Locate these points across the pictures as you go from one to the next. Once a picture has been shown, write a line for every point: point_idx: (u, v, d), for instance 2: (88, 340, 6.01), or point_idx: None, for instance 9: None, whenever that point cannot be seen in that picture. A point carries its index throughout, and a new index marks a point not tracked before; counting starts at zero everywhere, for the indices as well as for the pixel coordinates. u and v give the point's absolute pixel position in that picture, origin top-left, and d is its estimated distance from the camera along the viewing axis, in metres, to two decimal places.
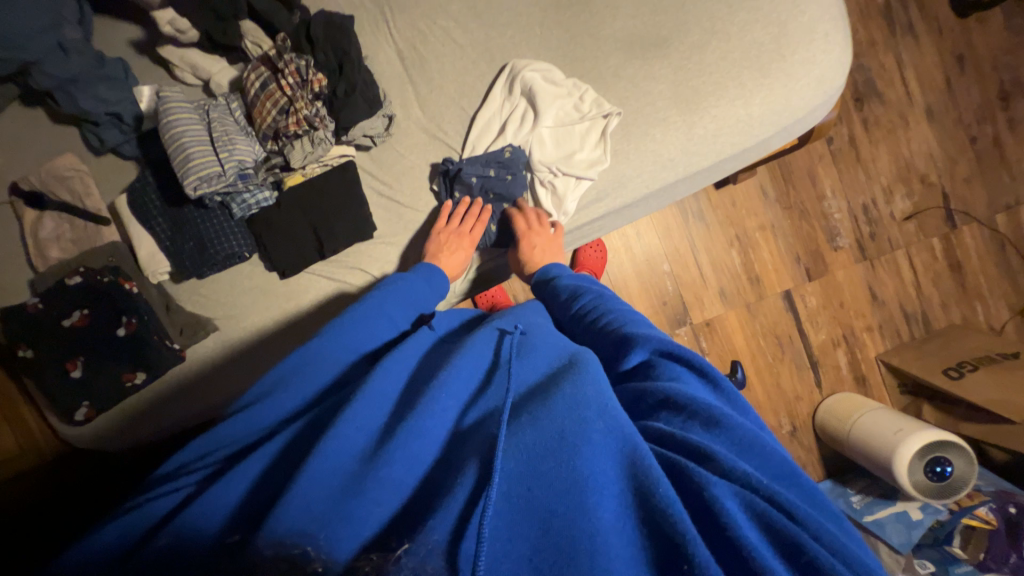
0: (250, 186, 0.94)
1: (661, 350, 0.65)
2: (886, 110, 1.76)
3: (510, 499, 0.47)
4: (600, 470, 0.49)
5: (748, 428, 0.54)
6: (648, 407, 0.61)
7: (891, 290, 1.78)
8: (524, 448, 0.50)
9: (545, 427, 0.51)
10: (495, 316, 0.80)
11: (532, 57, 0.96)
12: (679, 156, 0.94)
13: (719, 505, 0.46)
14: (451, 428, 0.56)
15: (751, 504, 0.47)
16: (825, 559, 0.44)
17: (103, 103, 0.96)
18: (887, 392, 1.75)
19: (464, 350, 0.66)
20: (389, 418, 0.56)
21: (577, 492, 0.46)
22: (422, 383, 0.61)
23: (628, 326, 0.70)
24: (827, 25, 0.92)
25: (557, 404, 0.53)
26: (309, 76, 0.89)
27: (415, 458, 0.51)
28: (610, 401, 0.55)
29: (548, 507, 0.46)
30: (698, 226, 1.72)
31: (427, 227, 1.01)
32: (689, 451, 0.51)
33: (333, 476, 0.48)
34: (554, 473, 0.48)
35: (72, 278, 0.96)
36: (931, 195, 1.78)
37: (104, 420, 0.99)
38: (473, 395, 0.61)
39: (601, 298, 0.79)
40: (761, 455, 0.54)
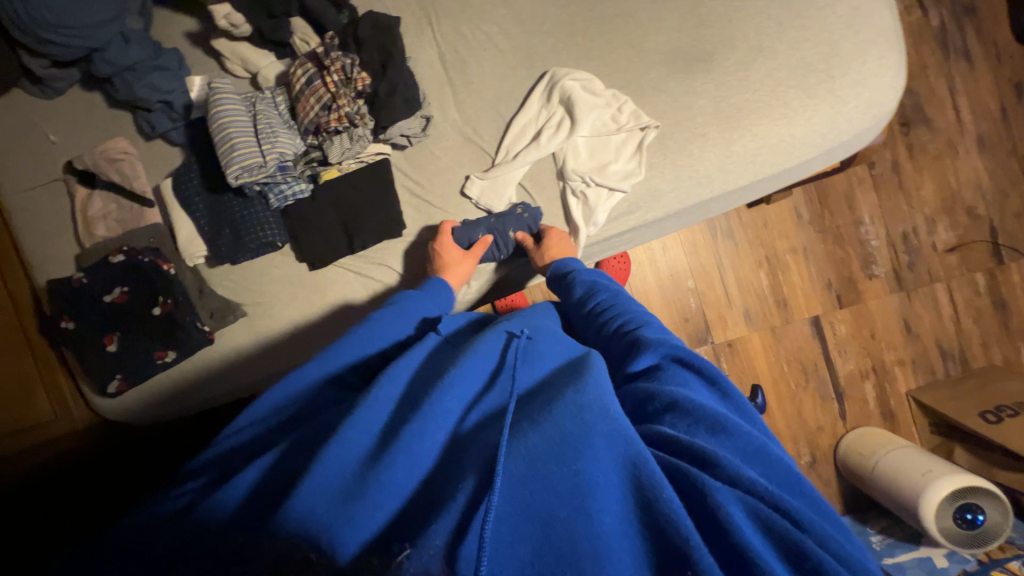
0: (289, 178, 0.97)
1: (673, 355, 0.65)
2: (934, 137, 1.69)
3: (512, 503, 0.46)
4: (602, 474, 0.48)
5: (754, 437, 0.55)
6: (652, 410, 0.59)
7: (927, 324, 1.71)
8: (526, 451, 0.49)
9: (548, 431, 0.50)
10: (501, 318, 0.80)
11: (572, 65, 0.96)
12: (715, 173, 0.93)
13: (723, 510, 0.46)
14: (451, 431, 0.56)
15: (757, 511, 0.46)
16: (832, 568, 0.43)
17: (157, 91, 1.00)
18: (915, 430, 1.68)
19: (471, 350, 0.65)
20: (401, 413, 0.57)
21: (580, 496, 0.46)
22: (433, 382, 0.61)
23: (642, 329, 0.71)
24: (881, 47, 0.89)
25: (560, 408, 0.53)
26: (354, 75, 0.91)
27: (415, 459, 0.52)
28: (611, 405, 0.54)
29: (549, 510, 0.46)
30: (726, 244, 1.69)
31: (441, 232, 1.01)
32: (693, 457, 0.51)
33: (334, 478, 0.49)
34: (556, 479, 0.47)
35: (115, 256, 0.99)
36: (977, 228, 1.70)
37: (135, 395, 1.04)
38: (477, 396, 0.61)
39: (615, 298, 0.79)
40: (767, 464, 0.54)
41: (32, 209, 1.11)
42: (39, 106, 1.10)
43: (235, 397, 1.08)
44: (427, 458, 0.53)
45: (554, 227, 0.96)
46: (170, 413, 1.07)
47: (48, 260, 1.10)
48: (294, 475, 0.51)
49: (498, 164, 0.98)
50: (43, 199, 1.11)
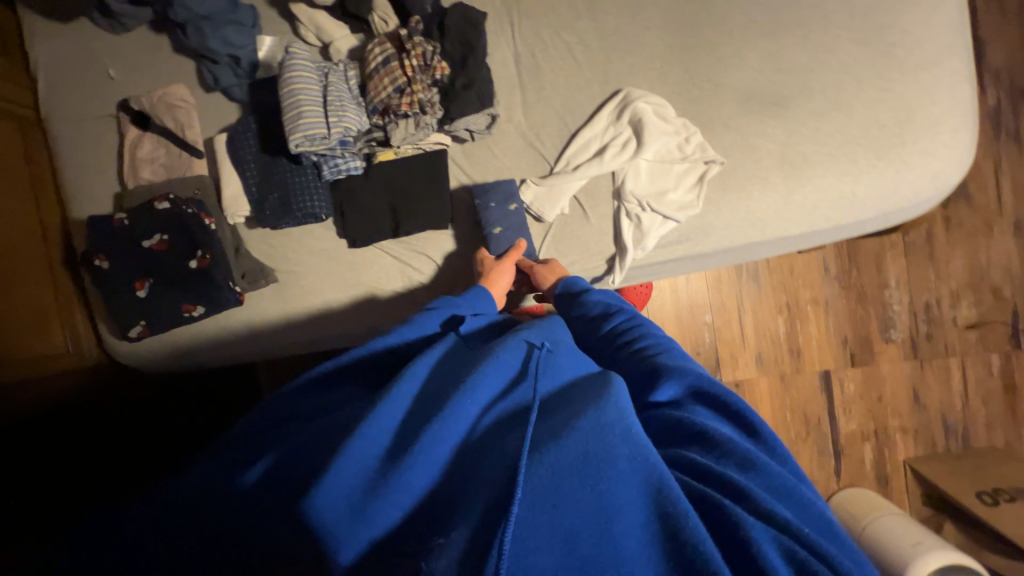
0: (346, 153, 0.96)
1: (695, 387, 0.66)
2: (972, 214, 1.69)
3: (533, 517, 0.44)
4: (625, 495, 0.47)
5: (785, 476, 0.54)
6: (679, 437, 0.60)
7: (935, 396, 1.71)
8: (548, 465, 0.47)
9: (569, 447, 0.48)
10: (520, 326, 0.76)
11: (647, 88, 0.95)
12: (771, 218, 0.93)
13: (759, 549, 0.45)
14: (466, 432, 0.54)
15: (790, 551, 0.45)
16: None
17: (227, 45, 0.99)
18: (908, 499, 1.68)
19: (491, 355, 0.62)
20: (427, 405, 0.55)
21: (603, 519, 0.45)
22: (457, 378, 0.59)
23: (661, 356, 0.70)
24: (956, 120, 0.90)
25: (582, 424, 0.50)
26: (433, 63, 0.91)
27: (434, 455, 0.50)
28: (634, 426, 0.52)
29: (573, 527, 0.44)
30: (750, 285, 1.69)
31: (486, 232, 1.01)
32: (727, 489, 0.51)
33: (358, 465, 0.47)
34: (581, 497, 0.46)
35: (160, 203, 0.98)
36: (1000, 309, 1.70)
37: (154, 343, 1.03)
38: (498, 397, 0.58)
39: (632, 322, 0.79)
40: (797, 505, 0.53)
41: (79, 141, 1.10)
42: (102, 38, 1.09)
43: (254, 361, 1.07)
44: (447, 454, 0.51)
45: (559, 261, 0.97)
46: (184, 367, 1.06)
47: (85, 194, 1.09)
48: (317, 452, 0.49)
49: (556, 173, 0.97)
50: (91, 133, 1.10)
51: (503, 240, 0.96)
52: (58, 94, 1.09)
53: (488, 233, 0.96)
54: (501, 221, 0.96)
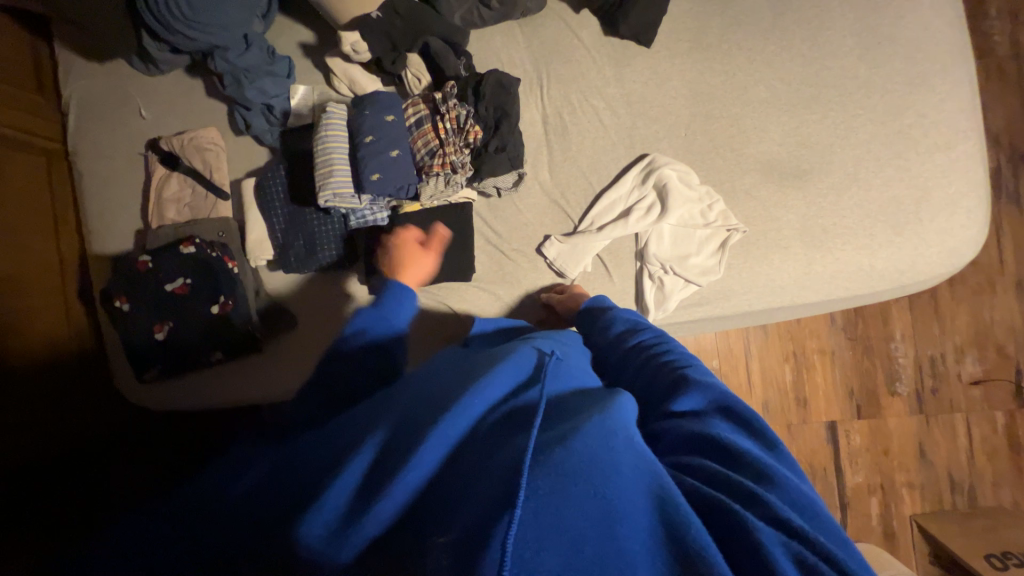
0: (374, 205, 0.97)
1: (719, 401, 0.63)
2: (975, 272, 1.71)
3: (538, 519, 0.39)
4: (629, 499, 0.43)
5: (802, 490, 0.51)
6: (698, 444, 0.57)
7: (941, 451, 1.71)
8: (555, 467, 0.43)
9: (577, 450, 0.45)
10: (531, 337, 0.74)
11: (671, 154, 0.98)
12: (790, 285, 0.94)
13: (768, 555, 0.42)
14: (471, 427, 0.50)
15: (800, 557, 0.42)
16: None
17: (263, 95, 1.02)
18: (915, 557, 1.66)
19: (503, 358, 0.60)
20: (421, 411, 0.51)
21: (609, 522, 0.41)
22: (466, 380, 0.56)
23: (687, 368, 0.69)
24: (968, 202, 0.92)
25: (588, 427, 0.47)
26: (467, 126, 0.93)
27: (432, 458, 0.46)
28: (636, 434, 0.50)
29: (579, 538, 0.39)
30: (758, 333, 1.70)
31: (510, 285, 1.02)
32: (736, 493, 0.49)
33: (353, 479, 0.44)
34: (587, 498, 0.42)
35: (185, 246, 0.97)
36: (1004, 367, 1.71)
37: (166, 385, 1.02)
38: (507, 396, 0.55)
39: (656, 336, 0.79)
40: (814, 520, 0.50)
41: (107, 175, 1.10)
42: (134, 78, 1.11)
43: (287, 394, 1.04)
44: (438, 460, 0.46)
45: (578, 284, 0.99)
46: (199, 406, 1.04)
47: (109, 230, 1.09)
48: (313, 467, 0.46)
49: (580, 231, 0.99)
50: (119, 169, 1.11)
51: (374, 150, 0.90)
52: (87, 130, 1.11)
53: (359, 141, 0.90)
54: (372, 129, 0.90)
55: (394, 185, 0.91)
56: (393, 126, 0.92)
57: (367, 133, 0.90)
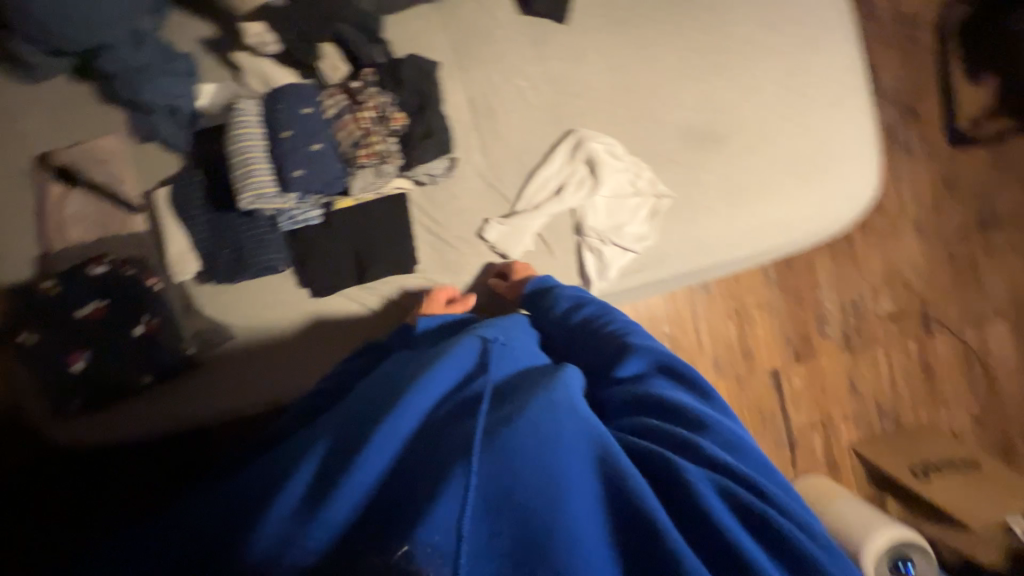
0: (303, 204, 0.94)
1: (659, 362, 0.70)
2: (882, 218, 1.90)
3: (489, 502, 0.47)
4: (571, 463, 0.51)
5: (729, 428, 0.59)
6: (644, 405, 0.64)
7: (868, 382, 1.89)
8: (501, 449, 0.50)
9: (521, 428, 0.52)
10: (476, 325, 0.78)
11: (597, 128, 1.01)
12: (718, 243, 1.00)
13: (697, 489, 0.49)
14: (422, 419, 0.58)
15: (726, 487, 0.50)
16: (797, 539, 0.46)
17: (165, 96, 0.95)
18: (856, 480, 1.83)
19: (447, 352, 0.66)
20: (371, 412, 0.58)
21: (554, 486, 0.48)
22: (415, 377, 0.62)
23: (629, 336, 0.76)
24: (862, 150, 1.02)
25: (532, 407, 0.55)
26: (389, 114, 0.92)
27: (383, 454, 0.52)
28: (578, 405, 0.58)
29: (524, 501, 0.47)
30: (702, 295, 1.80)
31: (455, 271, 1.01)
32: (673, 442, 0.56)
33: (300, 483, 0.50)
34: (534, 469, 0.49)
35: (96, 265, 0.91)
36: (912, 301, 1.91)
37: (93, 419, 0.94)
38: (454, 387, 0.62)
39: (599, 308, 0.84)
40: (739, 452, 0.58)
41: None
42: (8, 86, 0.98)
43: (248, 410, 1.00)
44: (396, 452, 0.54)
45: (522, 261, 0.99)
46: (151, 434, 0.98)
47: None
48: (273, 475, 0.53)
49: (518, 212, 1.00)
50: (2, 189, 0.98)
51: (293, 145, 0.88)
52: None
53: (275, 135, 0.87)
54: (289, 123, 0.88)
55: (318, 179, 0.89)
56: (311, 118, 0.89)
57: (284, 128, 0.88)
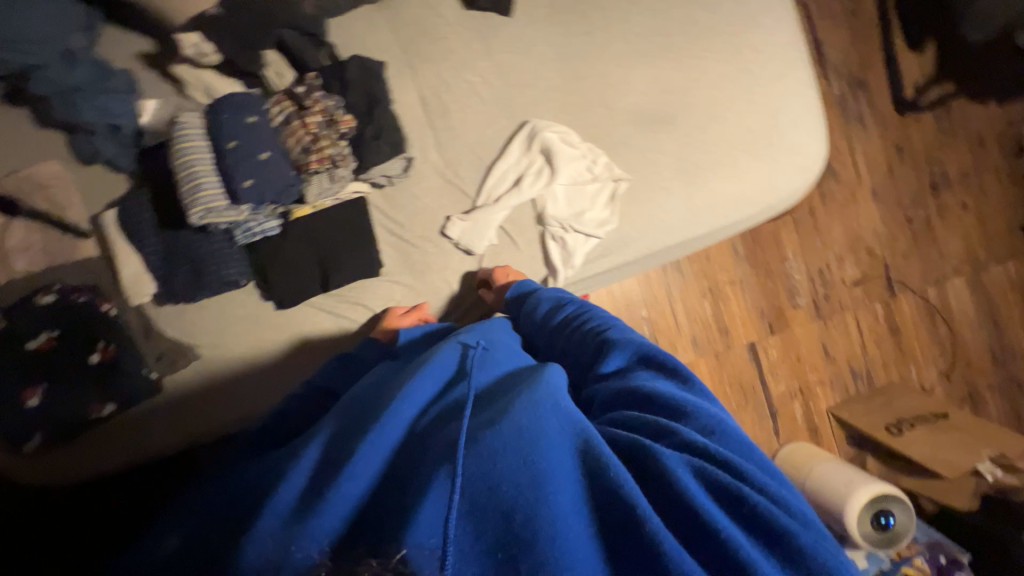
0: (260, 215, 0.92)
1: (639, 354, 0.69)
2: (841, 188, 1.96)
3: (474, 506, 0.47)
4: (556, 460, 0.50)
5: (710, 413, 0.58)
6: (626, 399, 0.63)
7: (840, 347, 1.95)
8: (485, 451, 0.50)
9: (505, 429, 0.51)
10: (458, 332, 0.81)
11: (550, 118, 1.02)
12: (678, 222, 1.02)
13: (676, 476, 0.49)
14: (408, 427, 0.57)
15: (703, 470, 0.50)
16: (773, 515, 0.47)
17: (104, 114, 0.92)
18: (837, 443, 1.89)
19: (428, 362, 0.67)
20: (355, 424, 0.58)
21: (536, 484, 0.47)
22: (397, 388, 0.62)
23: (608, 330, 0.75)
24: (809, 121, 1.05)
25: (515, 407, 0.54)
26: (338, 117, 0.91)
27: (369, 465, 0.51)
28: (563, 400, 0.57)
29: (510, 499, 0.47)
30: (676, 276, 1.83)
31: (422, 271, 1.01)
32: (653, 430, 0.56)
33: (286, 503, 0.49)
34: (517, 469, 0.48)
35: (43, 296, 0.88)
36: (875, 265, 1.98)
37: (56, 452, 0.91)
38: (438, 397, 0.62)
39: (579, 307, 0.84)
40: (724, 436, 0.56)
41: None
42: None
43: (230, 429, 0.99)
44: (382, 463, 0.53)
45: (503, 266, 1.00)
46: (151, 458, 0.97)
47: None
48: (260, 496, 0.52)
49: (479, 206, 1.00)
50: None
51: (241, 155, 0.86)
52: None
53: (220, 147, 0.85)
54: (234, 134, 0.86)
55: (271, 189, 0.88)
56: (257, 127, 0.88)
57: (228, 139, 0.86)
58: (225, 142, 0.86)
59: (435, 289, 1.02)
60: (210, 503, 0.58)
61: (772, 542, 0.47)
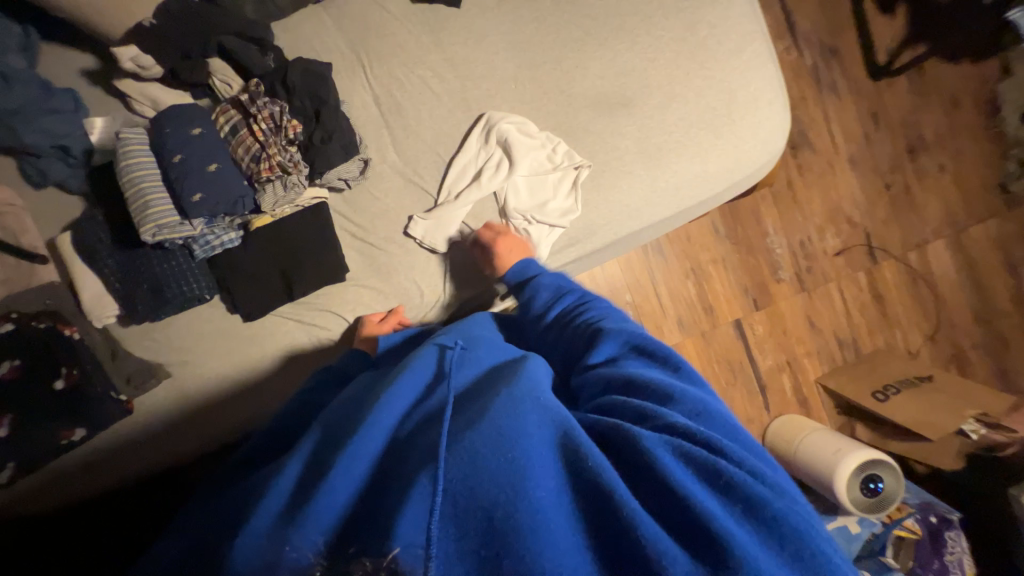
0: (216, 228, 0.91)
1: (633, 343, 0.69)
2: (817, 158, 1.94)
3: (456, 508, 0.44)
4: (538, 454, 0.48)
5: (696, 397, 0.59)
6: (614, 387, 0.63)
7: (826, 318, 1.95)
8: (466, 450, 0.47)
9: (485, 428, 0.49)
10: (438, 334, 0.81)
11: (507, 108, 1.00)
12: (643, 206, 1.01)
13: (657, 460, 0.48)
14: (390, 433, 0.55)
15: (686, 450, 0.50)
16: (758, 492, 0.46)
17: (50, 136, 0.90)
18: (827, 412, 1.90)
19: (406, 366, 0.65)
20: (335, 436, 0.56)
21: (518, 479, 0.45)
22: (378, 394, 0.61)
23: (603, 321, 0.74)
24: (769, 95, 1.04)
25: (495, 405, 0.52)
26: (284, 122, 0.89)
27: (349, 477, 0.49)
28: (544, 394, 0.56)
29: (490, 499, 0.44)
30: (657, 258, 1.82)
31: (388, 272, 1.00)
32: (635, 415, 0.57)
33: (267, 520, 0.48)
34: (499, 466, 0.46)
35: (1, 325, 0.87)
36: (856, 234, 1.97)
37: (33, 480, 0.92)
38: (417, 402, 0.60)
39: (576, 298, 0.82)
40: (708, 419, 0.57)
41: None
42: None
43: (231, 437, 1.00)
44: (365, 473, 0.51)
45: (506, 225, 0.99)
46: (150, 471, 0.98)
47: None
48: (245, 510, 0.54)
49: (441, 204, 0.99)
50: None
51: (186, 168, 0.85)
52: None
53: (165, 162, 0.84)
54: (179, 146, 0.85)
55: (221, 200, 0.86)
56: (202, 138, 0.87)
57: (173, 152, 0.85)
58: (171, 156, 0.85)
59: (403, 290, 1.00)
60: (195, 521, 0.59)
61: (760, 521, 0.46)
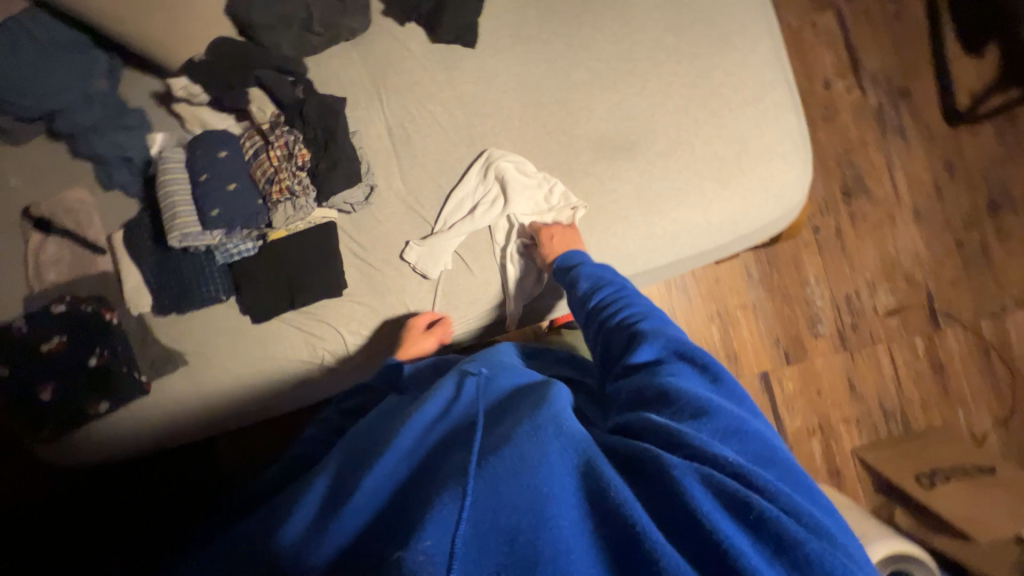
0: (234, 239, 1.01)
1: (673, 349, 0.66)
2: (875, 207, 1.77)
3: (478, 531, 0.42)
4: (558, 483, 0.46)
5: (733, 415, 0.55)
6: (647, 399, 0.60)
7: (871, 384, 1.75)
8: (489, 474, 0.46)
9: (507, 454, 0.47)
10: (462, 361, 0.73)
11: (508, 146, 1.03)
12: (637, 252, 0.99)
13: (704, 514, 0.44)
14: (411, 451, 0.54)
15: (724, 487, 0.46)
16: (801, 537, 0.43)
17: (118, 149, 1.06)
18: (863, 490, 1.68)
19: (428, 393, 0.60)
20: (357, 460, 0.55)
21: (537, 505, 0.44)
22: (402, 417, 0.59)
23: (641, 322, 0.72)
24: (785, 147, 0.98)
25: (517, 432, 0.50)
26: (296, 150, 0.98)
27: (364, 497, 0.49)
28: (568, 419, 0.53)
29: (511, 523, 0.43)
30: (680, 297, 1.74)
31: (380, 291, 1.05)
32: (665, 440, 0.52)
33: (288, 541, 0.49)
34: (518, 492, 0.44)
35: (57, 305, 1.02)
36: (915, 293, 1.76)
37: (64, 442, 1.04)
38: (439, 420, 0.57)
39: (617, 292, 0.80)
40: (742, 439, 0.54)
41: None
42: None
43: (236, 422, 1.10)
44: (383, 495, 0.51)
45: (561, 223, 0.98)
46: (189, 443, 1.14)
47: None
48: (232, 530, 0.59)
49: (436, 232, 1.03)
50: None
51: (211, 186, 0.98)
52: None
53: (193, 180, 0.98)
54: (206, 167, 0.98)
55: (235, 215, 0.99)
56: (227, 161, 0.99)
57: (202, 172, 0.98)
58: (200, 175, 0.98)
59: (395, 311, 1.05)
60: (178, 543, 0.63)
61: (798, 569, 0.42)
